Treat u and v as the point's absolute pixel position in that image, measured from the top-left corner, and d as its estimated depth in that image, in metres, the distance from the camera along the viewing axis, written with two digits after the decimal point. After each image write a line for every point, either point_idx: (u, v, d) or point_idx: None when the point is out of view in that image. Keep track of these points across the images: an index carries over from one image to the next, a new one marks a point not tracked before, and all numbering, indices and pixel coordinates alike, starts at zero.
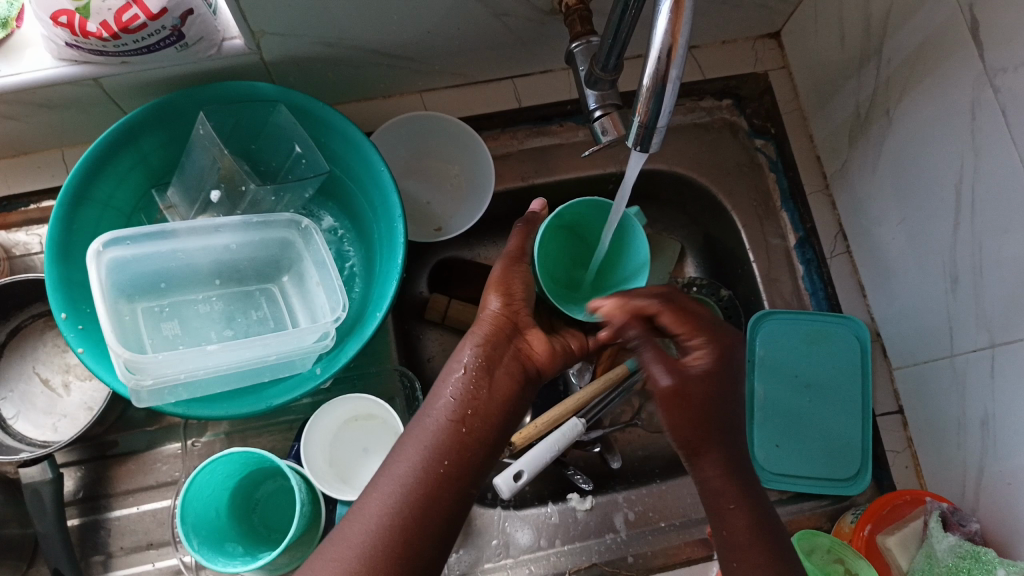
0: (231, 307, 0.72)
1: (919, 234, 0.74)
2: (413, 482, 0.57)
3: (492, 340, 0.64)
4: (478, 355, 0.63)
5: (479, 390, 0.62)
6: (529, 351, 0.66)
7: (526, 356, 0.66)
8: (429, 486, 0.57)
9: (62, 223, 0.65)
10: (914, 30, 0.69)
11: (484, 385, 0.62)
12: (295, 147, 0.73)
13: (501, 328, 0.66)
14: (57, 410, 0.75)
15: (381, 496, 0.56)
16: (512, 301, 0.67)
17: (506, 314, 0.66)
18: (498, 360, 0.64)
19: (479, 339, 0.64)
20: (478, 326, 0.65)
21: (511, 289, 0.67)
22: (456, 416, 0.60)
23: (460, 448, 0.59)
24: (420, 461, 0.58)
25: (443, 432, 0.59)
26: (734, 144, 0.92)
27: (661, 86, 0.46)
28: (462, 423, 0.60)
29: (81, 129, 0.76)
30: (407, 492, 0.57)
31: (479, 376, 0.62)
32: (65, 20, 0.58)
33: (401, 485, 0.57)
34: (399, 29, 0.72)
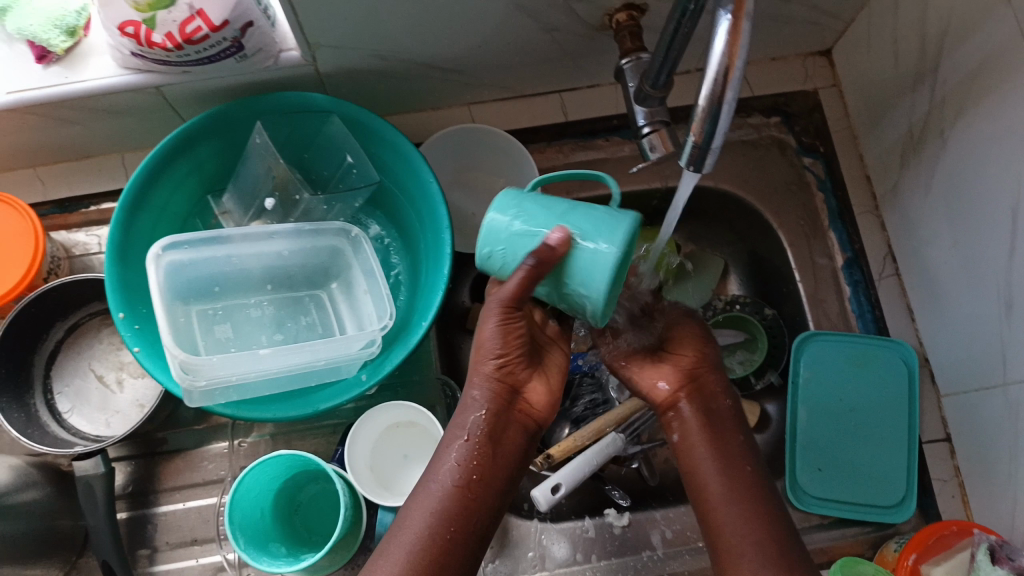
0: (281, 312, 0.73)
1: (973, 258, 0.72)
2: (429, 542, 0.57)
3: (489, 400, 0.62)
4: (484, 420, 0.62)
5: (485, 451, 0.61)
6: (527, 407, 0.65)
7: (525, 414, 0.65)
8: (449, 548, 0.57)
9: (124, 225, 0.67)
10: (972, 51, 0.68)
11: (490, 453, 0.61)
12: (347, 157, 0.75)
13: (494, 385, 0.63)
14: (111, 406, 0.77)
15: (400, 552, 0.56)
16: (512, 356, 0.63)
17: (498, 370, 0.63)
18: (500, 425, 0.63)
19: (481, 406, 0.62)
20: (477, 383, 0.63)
21: (502, 349, 0.62)
22: (467, 481, 0.60)
23: (474, 509, 0.59)
24: (435, 523, 0.57)
25: (457, 493, 0.59)
26: (782, 162, 0.91)
27: (716, 108, 0.46)
28: (472, 487, 0.60)
29: (142, 135, 0.79)
30: (425, 556, 0.56)
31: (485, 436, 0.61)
32: (131, 31, 0.61)
33: (418, 544, 0.57)
34: (451, 43, 0.73)
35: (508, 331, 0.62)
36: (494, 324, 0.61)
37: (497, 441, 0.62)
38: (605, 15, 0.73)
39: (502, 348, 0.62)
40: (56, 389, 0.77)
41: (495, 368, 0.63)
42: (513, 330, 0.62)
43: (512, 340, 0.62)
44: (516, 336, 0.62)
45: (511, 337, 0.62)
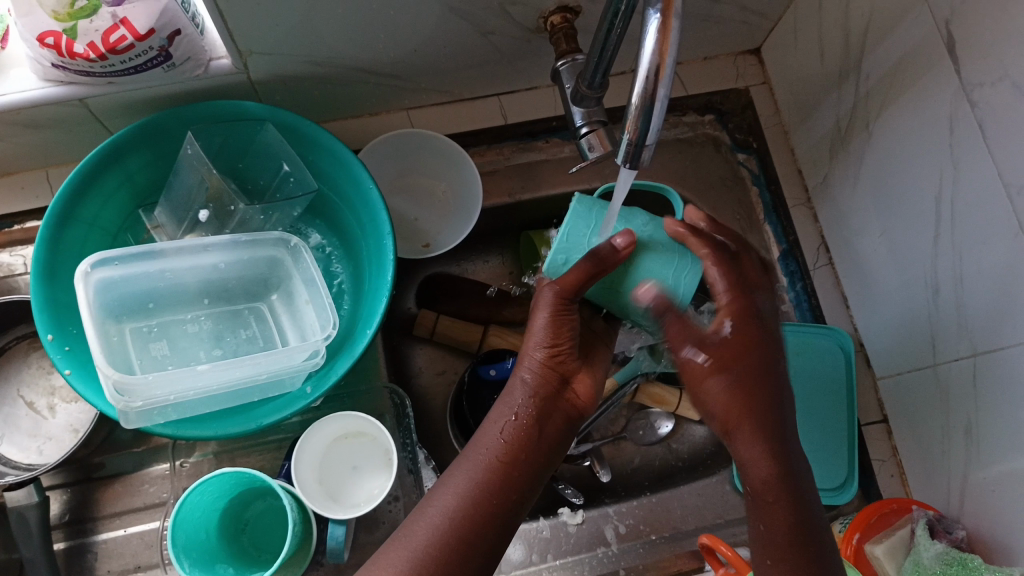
0: (220, 326, 0.71)
1: (901, 245, 0.75)
2: (462, 515, 0.56)
3: (544, 385, 0.61)
4: (528, 403, 0.60)
5: (524, 430, 0.60)
6: (576, 397, 0.62)
7: (572, 402, 0.62)
8: (483, 521, 0.56)
9: (48, 243, 0.64)
10: (892, 46, 0.70)
11: (532, 436, 0.60)
12: (283, 165, 0.73)
13: (558, 372, 0.61)
14: (43, 432, 0.74)
15: (429, 523, 0.56)
16: (564, 347, 0.61)
17: (564, 358, 0.61)
18: (546, 408, 0.61)
19: (530, 389, 0.61)
20: (526, 366, 0.61)
21: (563, 338, 0.60)
22: (503, 459, 0.58)
23: (511, 484, 0.58)
24: (472, 496, 0.57)
25: (496, 468, 0.58)
26: (716, 158, 0.94)
27: (649, 105, 0.47)
28: (508, 464, 0.58)
29: (67, 149, 0.76)
30: (459, 528, 0.56)
31: (522, 418, 0.60)
32: (52, 41, 0.58)
33: (453, 515, 0.56)
34: (386, 48, 0.72)
35: (562, 319, 0.60)
36: (546, 315, 0.60)
37: (540, 424, 0.60)
38: (539, 17, 0.73)
39: (558, 338, 0.60)
40: None
41: (545, 354, 0.61)
42: (564, 319, 0.60)
43: (562, 328, 0.60)
44: (556, 321, 0.60)
45: (564, 328, 0.60)
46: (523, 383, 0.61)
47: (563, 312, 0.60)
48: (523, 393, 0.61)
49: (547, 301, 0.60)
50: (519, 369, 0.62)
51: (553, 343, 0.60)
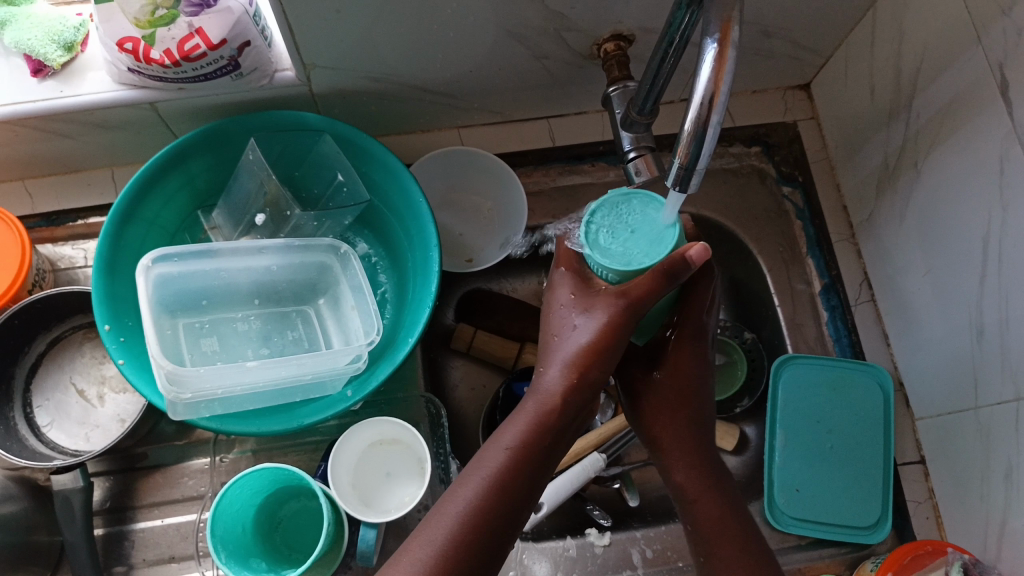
0: (268, 326, 0.73)
1: (946, 285, 0.75)
2: (473, 526, 0.52)
3: (570, 408, 0.57)
4: (544, 422, 0.56)
5: (540, 452, 0.56)
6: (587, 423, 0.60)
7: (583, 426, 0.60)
8: (486, 540, 0.52)
9: (112, 238, 0.67)
10: (944, 87, 0.71)
11: (543, 459, 0.56)
12: (338, 175, 0.75)
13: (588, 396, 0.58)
14: (91, 420, 0.76)
15: (444, 530, 0.52)
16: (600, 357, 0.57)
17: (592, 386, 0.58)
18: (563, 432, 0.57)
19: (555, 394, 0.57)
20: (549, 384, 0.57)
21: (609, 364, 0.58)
22: (516, 479, 0.54)
23: (517, 505, 0.54)
24: (478, 510, 0.53)
25: (508, 486, 0.54)
26: (761, 191, 0.93)
27: (701, 132, 0.47)
28: (520, 486, 0.54)
29: (133, 150, 0.79)
30: (462, 545, 0.51)
31: (543, 438, 0.56)
32: (130, 46, 0.62)
33: (464, 527, 0.52)
34: (444, 68, 0.75)
35: (611, 345, 0.57)
36: (595, 321, 0.57)
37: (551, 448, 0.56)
38: (592, 44, 0.75)
39: (600, 362, 0.57)
40: (35, 402, 0.76)
41: (579, 374, 0.57)
42: (615, 345, 0.57)
43: (607, 357, 0.57)
44: (614, 338, 0.57)
45: (609, 355, 0.57)
46: (552, 402, 0.57)
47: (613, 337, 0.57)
48: (545, 410, 0.56)
49: (599, 322, 0.57)
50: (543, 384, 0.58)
51: (592, 366, 0.57)
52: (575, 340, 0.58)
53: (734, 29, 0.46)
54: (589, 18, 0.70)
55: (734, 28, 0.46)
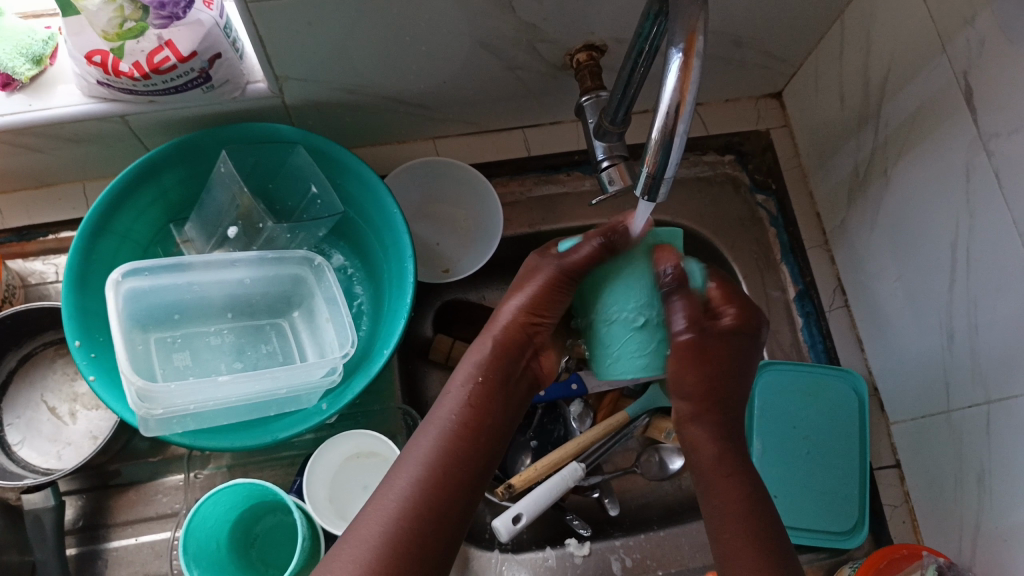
0: (242, 340, 0.73)
1: (917, 290, 0.76)
2: (431, 482, 0.58)
3: (514, 346, 0.67)
4: (491, 361, 0.65)
5: (493, 387, 0.64)
6: (538, 366, 0.70)
7: (536, 370, 0.69)
8: (447, 494, 0.58)
9: (82, 252, 0.67)
10: (911, 94, 0.72)
11: (500, 396, 0.64)
12: (312, 187, 0.75)
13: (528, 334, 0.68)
14: (63, 437, 0.75)
15: (401, 487, 0.57)
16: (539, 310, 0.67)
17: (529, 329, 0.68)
18: (512, 368, 0.66)
19: (494, 346, 0.66)
20: (494, 329, 0.67)
21: (547, 309, 0.67)
22: (473, 415, 0.62)
23: (477, 442, 0.61)
24: (436, 466, 0.59)
25: (460, 442, 0.60)
26: (736, 200, 0.95)
27: (668, 140, 0.48)
28: (478, 421, 0.62)
29: (105, 164, 0.79)
30: (426, 487, 0.58)
31: (493, 374, 0.65)
32: (99, 59, 0.62)
33: (421, 480, 0.58)
34: (416, 78, 0.75)
35: (548, 292, 0.66)
36: (537, 285, 0.67)
37: (503, 383, 0.65)
38: (565, 55, 0.76)
39: (536, 307, 0.67)
40: (5, 420, 0.75)
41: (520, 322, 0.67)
42: (554, 294, 0.67)
43: (549, 304, 0.67)
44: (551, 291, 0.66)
45: (547, 300, 0.67)
46: (495, 343, 0.66)
47: (554, 289, 0.66)
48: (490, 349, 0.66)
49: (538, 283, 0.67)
50: (490, 329, 0.68)
51: (527, 309, 0.67)
52: (517, 292, 0.68)
53: (700, 38, 0.46)
54: (561, 28, 0.71)
55: (699, 38, 0.46)
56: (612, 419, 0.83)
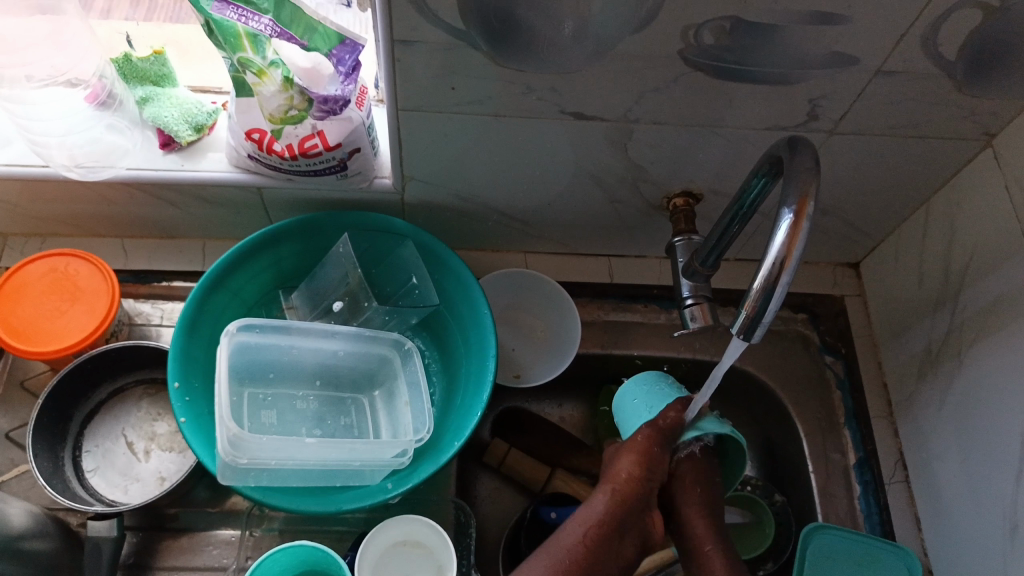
0: (323, 409, 0.76)
1: (984, 477, 0.76)
2: None
3: (624, 515, 0.66)
4: (611, 514, 0.65)
5: (605, 536, 0.65)
6: (653, 526, 0.67)
7: (647, 530, 0.67)
8: None
9: (198, 302, 0.73)
10: (992, 285, 0.75)
11: (613, 548, 0.65)
12: (413, 278, 0.81)
13: (639, 497, 0.66)
14: (133, 473, 0.78)
15: None
16: (649, 476, 0.67)
17: (625, 524, 0.66)
18: (627, 524, 0.66)
19: (612, 504, 0.66)
20: (611, 489, 0.66)
21: (655, 465, 0.67)
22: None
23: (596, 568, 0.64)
24: None
25: None
26: (804, 358, 0.95)
27: (770, 289, 0.51)
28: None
29: (228, 227, 0.86)
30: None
31: (604, 541, 0.65)
32: (257, 136, 0.70)
33: None
34: (525, 197, 0.82)
35: (649, 461, 0.66)
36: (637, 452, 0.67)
37: (615, 537, 0.65)
38: (664, 197, 0.82)
39: (646, 472, 0.66)
40: (84, 446, 0.79)
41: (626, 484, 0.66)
42: (656, 460, 0.67)
43: (652, 467, 0.67)
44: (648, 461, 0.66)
45: (657, 458, 0.67)
46: (608, 500, 0.66)
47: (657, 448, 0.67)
48: (604, 520, 0.65)
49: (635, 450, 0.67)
50: (605, 494, 0.66)
51: (642, 470, 0.66)
52: (625, 452, 0.68)
53: (809, 205, 0.51)
54: (666, 173, 0.77)
55: (810, 203, 0.51)
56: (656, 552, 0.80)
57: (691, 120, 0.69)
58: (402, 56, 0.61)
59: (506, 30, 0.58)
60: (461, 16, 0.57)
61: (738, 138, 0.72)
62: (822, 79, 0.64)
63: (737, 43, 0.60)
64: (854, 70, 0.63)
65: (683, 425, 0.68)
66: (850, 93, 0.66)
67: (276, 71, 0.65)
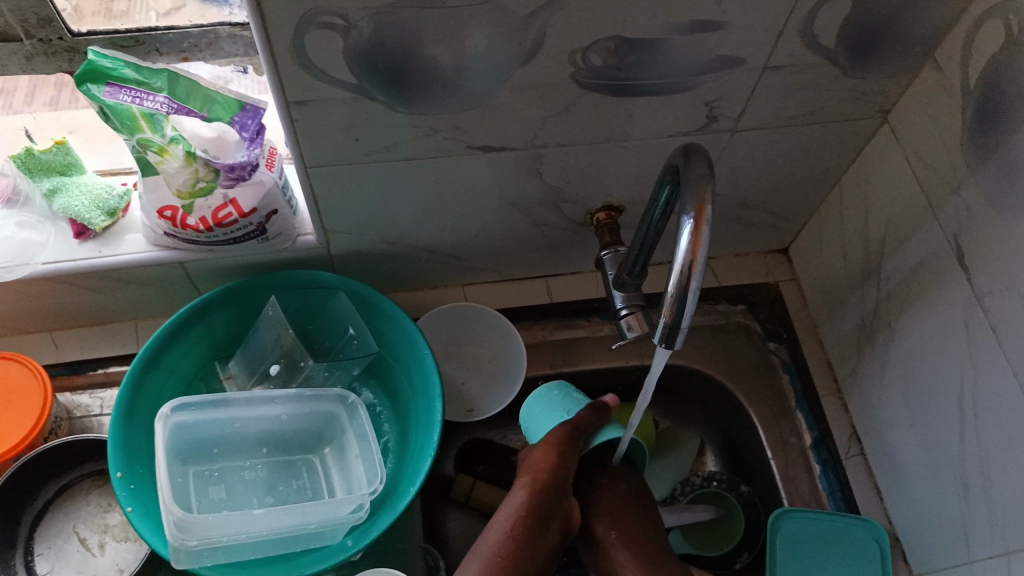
0: (274, 475, 0.75)
1: (931, 439, 0.78)
2: None
3: (544, 498, 0.70)
4: (529, 502, 0.70)
5: (528, 524, 0.69)
6: (570, 510, 0.72)
7: (566, 514, 0.72)
8: None
9: (132, 386, 0.71)
10: (908, 254, 0.77)
11: (539, 533, 0.69)
12: (350, 328, 0.81)
13: (554, 482, 0.71)
14: (89, 569, 0.76)
15: None
16: (561, 464, 0.71)
17: (545, 509, 0.70)
18: (548, 513, 0.70)
19: (529, 492, 0.70)
20: (528, 480, 0.71)
21: (568, 457, 0.71)
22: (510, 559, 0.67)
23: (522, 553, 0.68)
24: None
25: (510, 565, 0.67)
26: (749, 346, 0.97)
27: (683, 295, 0.53)
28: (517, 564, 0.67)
29: (158, 305, 0.85)
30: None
31: (532, 527, 0.69)
32: (169, 214, 0.70)
33: None
34: (450, 232, 0.82)
35: (562, 447, 0.71)
36: (548, 438, 0.72)
37: (540, 524, 0.69)
38: (586, 213, 0.83)
39: (560, 459, 0.71)
40: (36, 550, 0.77)
41: (542, 472, 0.71)
42: (567, 446, 0.72)
43: (563, 454, 0.71)
44: (562, 444, 0.71)
45: (569, 449, 0.72)
46: (527, 489, 0.70)
47: (567, 441, 0.71)
48: (526, 504, 0.69)
49: (548, 438, 0.72)
50: (524, 485, 0.71)
51: (557, 460, 0.71)
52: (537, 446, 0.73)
53: (707, 208, 0.52)
54: (583, 191, 0.79)
55: (708, 207, 0.52)
56: None
57: (597, 137, 0.71)
58: (300, 116, 0.62)
59: (398, 78, 0.59)
60: (350, 70, 0.58)
61: (646, 148, 0.73)
62: (713, 82, 0.66)
63: (625, 60, 0.61)
64: (742, 71, 0.65)
65: (591, 415, 0.73)
66: (743, 92, 0.68)
67: (177, 146, 0.65)
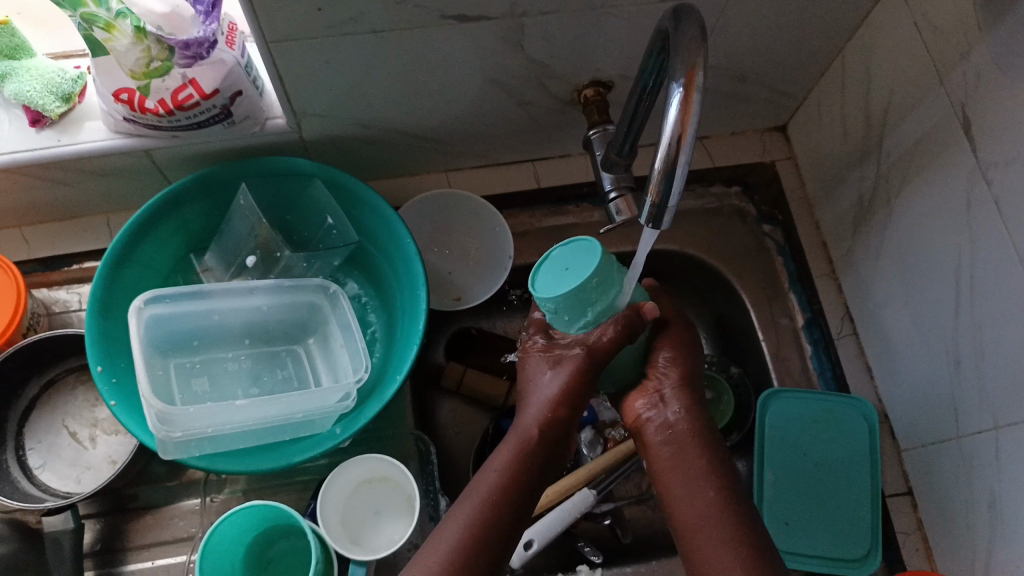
0: (259, 366, 0.75)
1: (924, 317, 0.76)
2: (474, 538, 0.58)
3: (556, 417, 0.63)
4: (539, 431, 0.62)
5: (526, 476, 0.61)
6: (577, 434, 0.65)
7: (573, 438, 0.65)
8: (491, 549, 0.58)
9: (106, 280, 0.69)
10: (912, 125, 0.73)
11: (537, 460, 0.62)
12: (328, 218, 0.78)
13: (567, 414, 0.63)
14: (83, 462, 0.77)
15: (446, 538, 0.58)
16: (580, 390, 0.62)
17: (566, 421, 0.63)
18: (552, 454, 0.63)
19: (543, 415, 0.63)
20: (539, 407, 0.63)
21: (579, 401, 0.63)
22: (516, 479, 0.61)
23: (521, 507, 0.61)
24: (479, 524, 0.58)
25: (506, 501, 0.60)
26: (744, 230, 0.96)
27: (671, 171, 0.49)
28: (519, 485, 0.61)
29: (129, 197, 0.82)
30: (470, 548, 0.58)
31: (534, 460, 0.62)
32: (125, 97, 0.65)
33: (467, 536, 0.58)
34: (430, 114, 0.78)
35: (582, 376, 0.62)
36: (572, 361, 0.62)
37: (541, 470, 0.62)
38: (573, 90, 0.79)
39: (579, 386, 0.62)
40: (27, 445, 0.77)
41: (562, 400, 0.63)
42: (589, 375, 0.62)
43: (586, 379, 0.62)
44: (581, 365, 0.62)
45: (585, 382, 0.62)
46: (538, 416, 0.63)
47: (582, 380, 0.62)
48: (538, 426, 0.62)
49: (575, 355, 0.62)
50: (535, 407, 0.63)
51: (573, 387, 0.62)
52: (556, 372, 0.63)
53: (698, 75, 0.48)
54: (569, 64, 0.74)
55: (699, 74, 0.48)
56: (601, 458, 0.81)
57: (581, 5, 0.65)
58: None
59: None
60: None
61: (635, 15, 0.68)
62: None
63: None
64: None
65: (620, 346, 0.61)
66: None
67: (125, 22, 0.59)
